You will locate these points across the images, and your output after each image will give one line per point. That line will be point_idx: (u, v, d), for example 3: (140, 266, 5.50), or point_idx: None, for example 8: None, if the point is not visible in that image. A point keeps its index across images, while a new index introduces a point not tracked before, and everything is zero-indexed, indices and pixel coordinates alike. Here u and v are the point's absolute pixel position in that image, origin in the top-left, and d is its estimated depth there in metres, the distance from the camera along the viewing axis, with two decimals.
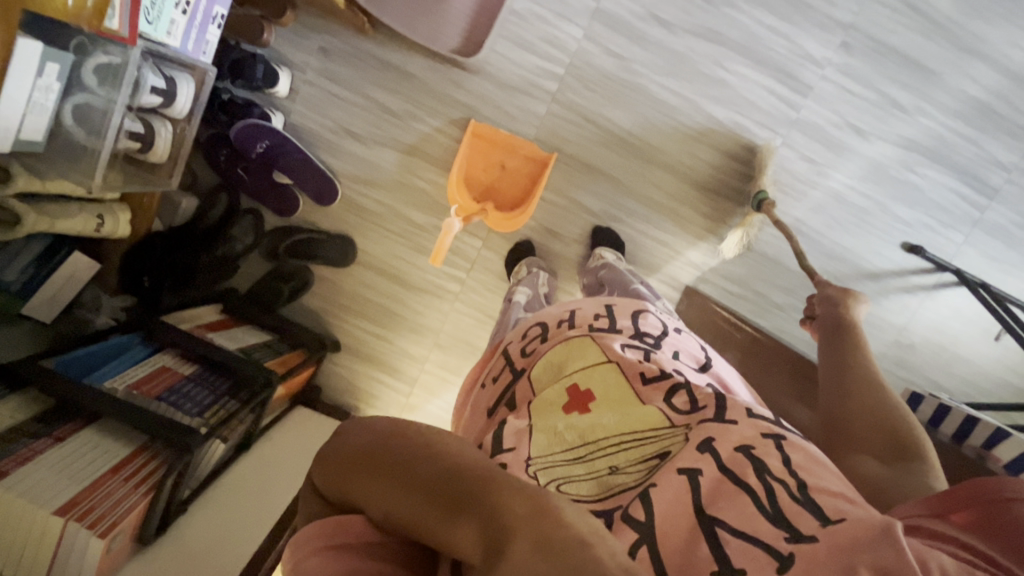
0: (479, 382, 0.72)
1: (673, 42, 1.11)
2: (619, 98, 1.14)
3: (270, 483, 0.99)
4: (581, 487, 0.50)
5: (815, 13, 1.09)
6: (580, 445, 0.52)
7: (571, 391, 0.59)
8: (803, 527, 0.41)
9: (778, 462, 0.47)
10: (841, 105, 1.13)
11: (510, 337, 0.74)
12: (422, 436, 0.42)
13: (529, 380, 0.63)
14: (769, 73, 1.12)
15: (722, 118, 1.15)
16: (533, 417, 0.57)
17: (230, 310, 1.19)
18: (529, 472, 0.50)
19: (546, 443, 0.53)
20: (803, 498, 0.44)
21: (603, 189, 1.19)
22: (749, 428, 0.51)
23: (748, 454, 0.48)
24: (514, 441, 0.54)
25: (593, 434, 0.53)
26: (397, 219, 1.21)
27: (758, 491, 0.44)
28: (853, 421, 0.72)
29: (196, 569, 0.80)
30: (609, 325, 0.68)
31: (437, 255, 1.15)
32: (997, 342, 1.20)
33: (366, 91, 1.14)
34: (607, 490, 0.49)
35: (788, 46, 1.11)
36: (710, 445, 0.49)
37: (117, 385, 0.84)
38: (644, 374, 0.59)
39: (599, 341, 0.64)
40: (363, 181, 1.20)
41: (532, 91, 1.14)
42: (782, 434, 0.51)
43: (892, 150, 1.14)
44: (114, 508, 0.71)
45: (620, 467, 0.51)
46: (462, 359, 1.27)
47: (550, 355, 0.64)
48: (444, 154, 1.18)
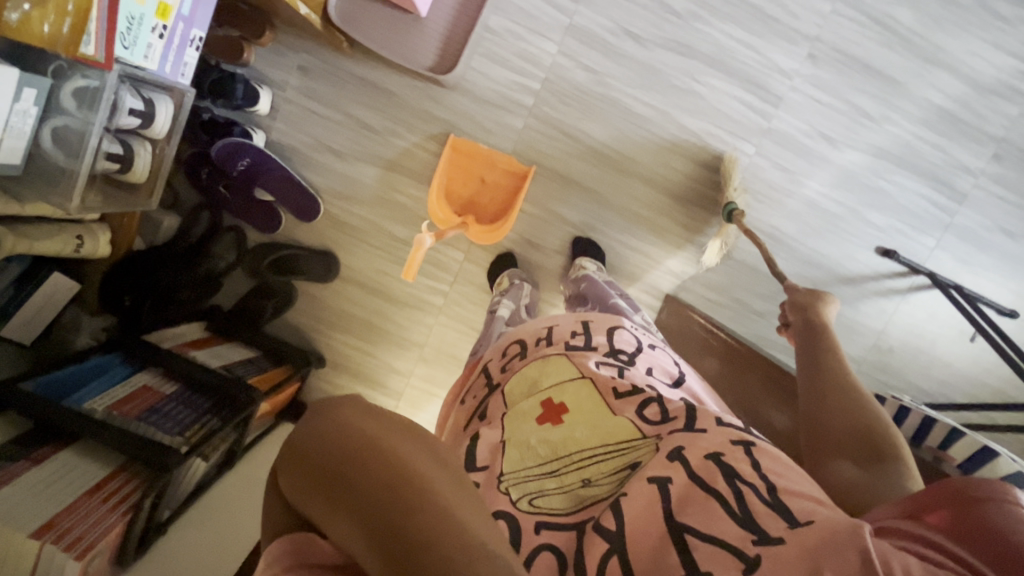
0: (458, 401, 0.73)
1: (645, 56, 1.14)
2: (594, 111, 1.16)
3: (247, 503, 0.99)
4: (553, 500, 0.50)
5: (782, 27, 1.13)
6: (553, 459, 0.53)
7: (545, 404, 0.59)
8: (769, 529, 0.42)
9: (749, 467, 0.48)
10: (811, 114, 1.16)
11: (490, 354, 0.74)
12: (396, 467, 0.35)
13: (504, 395, 0.63)
14: (739, 84, 1.15)
15: (696, 129, 1.17)
16: (505, 429, 0.57)
17: (213, 327, 1.19)
18: (502, 488, 0.50)
19: (519, 458, 0.53)
20: (772, 501, 0.45)
21: (582, 201, 1.21)
22: (718, 434, 0.52)
23: (717, 460, 0.49)
24: (486, 458, 0.54)
25: (565, 447, 0.54)
26: (379, 233, 1.22)
27: (727, 496, 0.45)
28: (829, 423, 0.73)
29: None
30: (585, 343, 0.69)
31: (409, 270, 1.12)
32: (972, 343, 1.23)
33: (345, 108, 1.16)
34: (580, 502, 0.50)
35: (757, 58, 1.14)
36: (680, 453, 0.50)
37: (97, 406, 0.84)
38: (617, 389, 0.60)
39: (573, 358, 0.65)
40: (344, 197, 1.21)
41: (510, 106, 1.16)
42: (751, 440, 0.52)
43: (861, 157, 1.17)
44: (94, 526, 0.72)
45: (591, 479, 0.52)
46: (447, 372, 1.28)
47: (525, 372, 0.65)
48: (424, 169, 1.19)
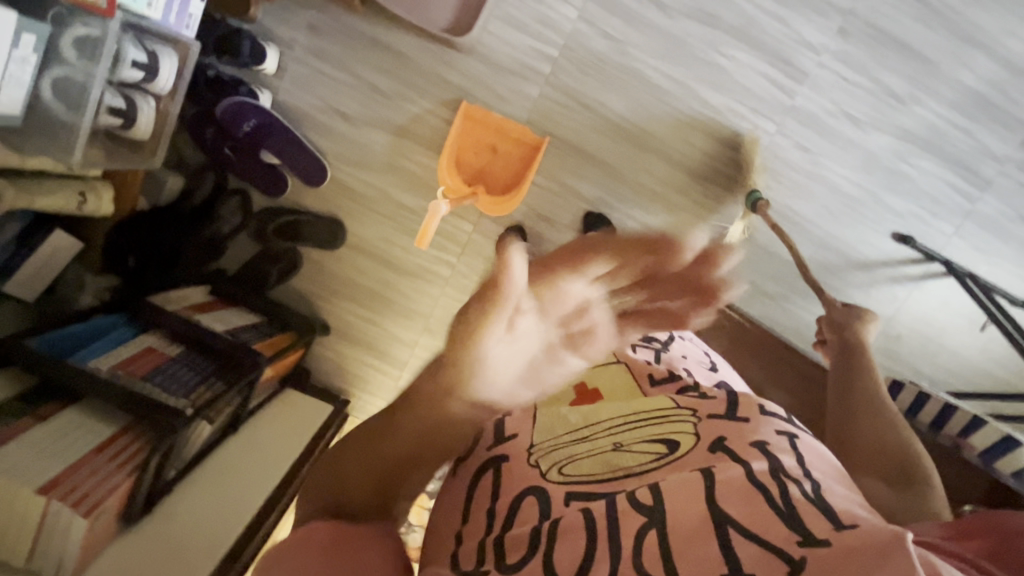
0: None
1: (668, 25, 1.09)
2: (612, 81, 1.13)
3: (250, 467, 0.98)
4: (582, 466, 0.50)
5: None
6: (583, 426, 0.54)
7: (579, 388, 0.60)
8: (816, 530, 0.40)
9: (793, 463, 0.47)
10: (838, 93, 1.12)
11: None
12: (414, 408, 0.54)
13: None
14: (764, 58, 1.11)
15: (717, 104, 1.14)
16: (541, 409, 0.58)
17: (218, 292, 1.17)
18: (531, 461, 0.52)
19: (549, 428, 0.55)
20: (819, 502, 0.43)
21: (595, 175, 1.18)
22: (764, 425, 0.51)
23: (762, 449, 0.48)
24: (515, 428, 0.56)
25: (598, 414, 0.55)
26: (387, 201, 1.20)
27: (772, 493, 0.43)
28: (854, 435, 0.75)
29: (181, 547, 0.80)
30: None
31: (422, 238, 1.16)
32: (982, 332, 1.22)
33: (355, 70, 1.12)
34: (611, 469, 0.49)
35: (784, 31, 1.09)
36: (722, 444, 0.48)
37: (102, 365, 0.84)
38: (652, 375, 0.61)
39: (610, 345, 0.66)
40: (353, 162, 1.18)
41: (526, 73, 1.13)
42: (795, 433, 0.51)
43: (888, 140, 1.14)
44: (100, 484, 0.72)
45: (624, 444, 0.51)
46: None
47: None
48: (437, 137, 1.16)
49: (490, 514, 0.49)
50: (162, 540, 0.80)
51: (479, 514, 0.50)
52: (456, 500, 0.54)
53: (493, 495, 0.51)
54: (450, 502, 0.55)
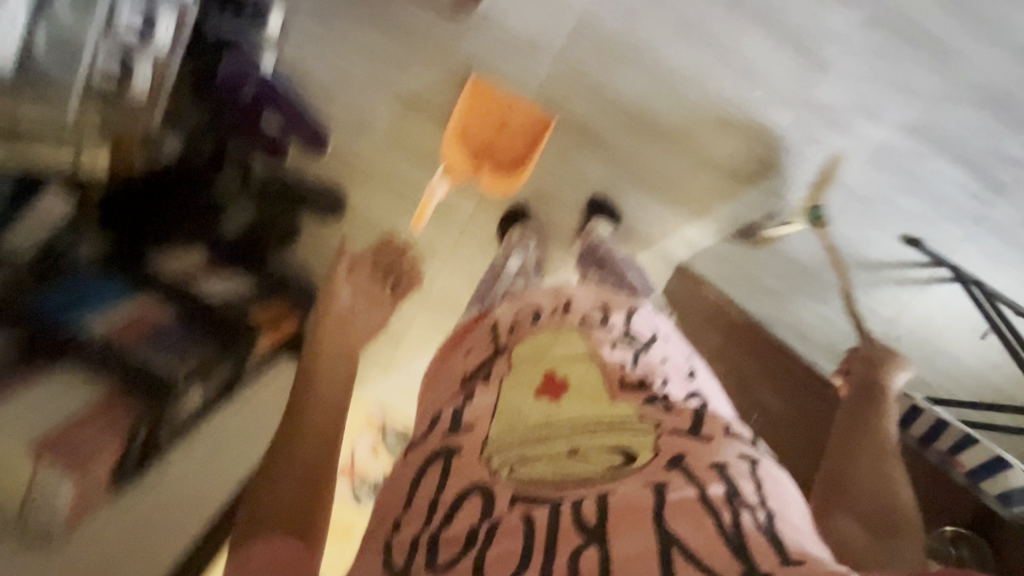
0: (456, 349, 0.70)
1: (687, 6, 1.05)
2: (626, 62, 1.09)
3: (243, 433, 1.05)
4: (533, 468, 0.49)
5: None
6: (542, 426, 0.51)
7: (547, 377, 0.56)
8: (759, 559, 0.40)
9: (751, 487, 0.46)
10: (858, 86, 1.08)
11: (499, 310, 0.70)
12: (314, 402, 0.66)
13: (508, 359, 0.60)
14: (784, 46, 1.07)
15: (732, 92, 1.10)
16: (500, 397, 0.55)
17: (218, 254, 1.12)
18: (484, 457, 0.50)
19: (508, 424, 0.52)
20: (767, 529, 0.43)
21: (602, 159, 1.16)
22: (723, 447, 0.50)
23: (720, 472, 0.46)
24: (475, 420, 0.54)
25: (560, 415, 0.52)
26: (386, 176, 1.19)
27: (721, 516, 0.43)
28: (850, 479, 0.75)
29: (168, 516, 0.87)
30: (601, 321, 0.64)
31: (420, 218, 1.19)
32: (982, 340, 1.21)
33: (361, 36, 1.09)
34: (563, 474, 0.48)
35: (808, 19, 1.05)
36: (679, 463, 0.47)
37: (100, 327, 0.85)
38: (624, 379, 0.56)
39: (588, 336, 0.61)
40: (357, 133, 1.16)
41: (537, 50, 1.09)
42: (754, 457, 0.50)
43: (904, 138, 1.11)
44: (94, 461, 0.73)
45: (581, 450, 0.49)
46: (448, 322, 1.28)
47: (530, 343, 0.61)
48: (441, 111, 1.14)
49: (432, 507, 0.48)
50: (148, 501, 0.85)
51: (423, 501, 0.49)
52: (397, 485, 0.54)
53: (438, 487, 0.50)
54: (393, 485, 0.55)
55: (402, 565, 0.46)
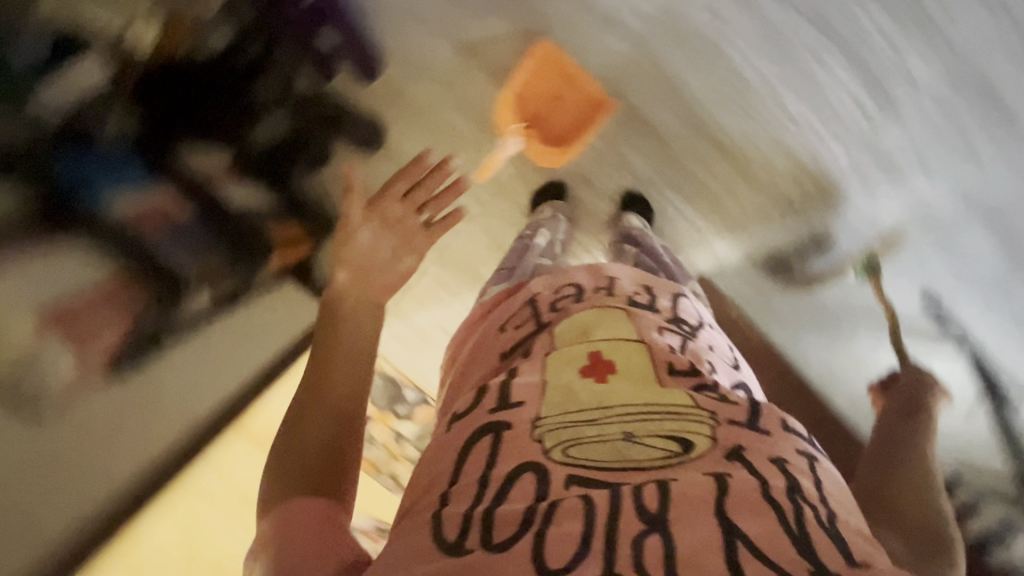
0: (496, 324, 0.76)
1: (777, 16, 1.00)
2: (701, 60, 1.06)
3: (251, 343, 1.09)
4: (590, 449, 0.52)
5: (937, 32, 0.97)
6: (594, 409, 0.56)
7: (592, 357, 0.62)
8: (827, 559, 0.43)
9: (810, 485, 0.50)
10: (921, 137, 1.06)
11: (539, 286, 0.77)
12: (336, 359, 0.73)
13: (552, 337, 0.67)
14: (861, 80, 1.03)
15: (799, 115, 1.08)
16: (547, 372, 0.61)
17: (243, 165, 1.07)
18: (538, 436, 0.54)
19: (560, 404, 0.57)
20: (830, 527, 0.46)
21: (651, 153, 1.15)
22: (783, 442, 0.54)
23: (781, 468, 0.50)
24: (523, 395, 0.58)
25: (610, 399, 0.56)
26: (436, 120, 1.15)
27: (784, 509, 0.46)
28: (890, 488, 0.67)
29: (157, 407, 0.93)
30: (647, 303, 0.72)
31: (486, 168, 1.17)
32: (969, 420, 1.29)
33: None
34: (622, 458, 0.52)
35: (893, 59, 1.00)
36: (740, 454, 0.51)
37: (123, 210, 0.86)
38: (672, 365, 0.62)
39: (633, 319, 0.67)
40: (412, 70, 1.12)
41: (616, 27, 1.05)
42: (813, 457, 0.54)
43: (950, 200, 1.10)
44: (98, 345, 0.81)
45: (636, 435, 0.53)
46: (461, 282, 1.27)
47: (575, 319, 0.68)
48: (502, 67, 1.11)
49: (483, 483, 0.51)
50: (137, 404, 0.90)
51: (472, 479, 0.52)
52: (440, 460, 0.56)
53: (489, 464, 0.53)
54: (437, 455, 0.57)
55: (454, 539, 0.47)
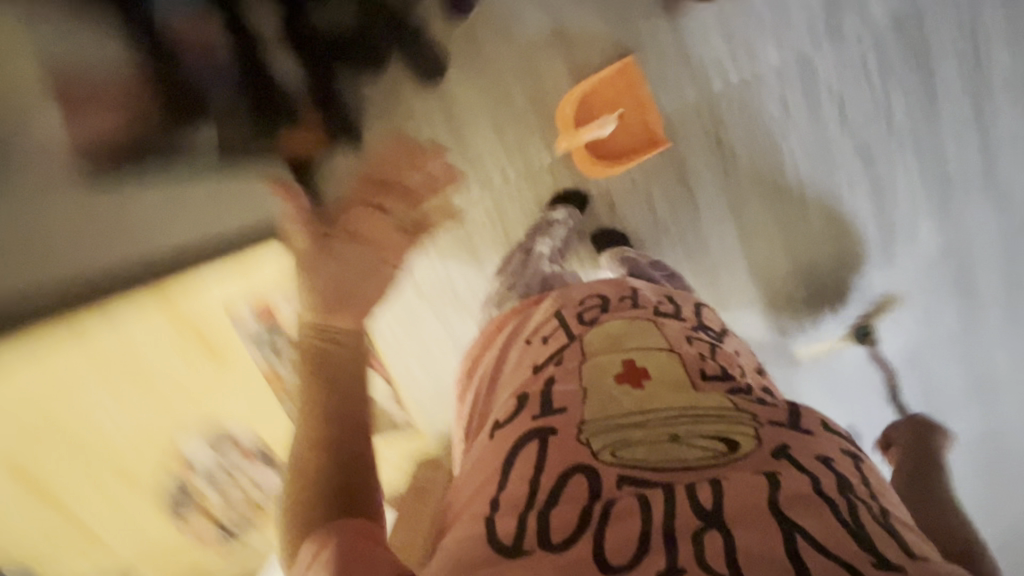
0: (521, 341, 0.81)
1: (835, 132, 1.11)
2: (756, 141, 1.13)
3: (223, 209, 1.02)
4: (638, 452, 0.57)
5: (949, 195, 1.13)
6: (638, 412, 0.60)
7: (627, 365, 0.67)
8: (887, 553, 0.48)
9: (856, 483, 0.56)
10: (907, 286, 1.16)
11: (560, 300, 0.83)
12: (332, 377, 0.70)
13: (583, 345, 0.72)
14: (875, 216, 1.14)
15: (818, 223, 1.15)
16: (585, 381, 0.66)
17: (298, 40, 1.00)
18: (583, 440, 0.58)
19: (600, 408, 0.62)
20: (881, 518, 0.52)
21: (676, 203, 1.17)
22: (825, 441, 0.60)
23: (826, 464, 0.56)
24: (564, 402, 0.64)
25: (650, 403, 0.61)
26: (497, 84, 1.15)
27: (840, 506, 0.51)
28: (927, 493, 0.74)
29: None
30: (672, 313, 0.80)
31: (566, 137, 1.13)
32: None
33: None
34: (674, 458, 0.56)
35: (907, 203, 1.13)
36: (787, 453, 0.56)
37: None
38: (704, 371, 0.68)
39: (660, 329, 0.74)
40: (500, 27, 1.13)
41: (698, 77, 1.11)
42: (856, 456, 0.60)
43: (904, 354, 1.19)
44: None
45: (683, 436, 0.57)
46: (453, 245, 1.26)
47: (607, 327, 0.74)
48: (585, 65, 1.13)
49: (533, 488, 0.55)
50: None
51: (521, 483, 0.57)
52: (490, 461, 0.61)
53: (534, 472, 0.57)
54: (482, 461, 0.63)
55: (512, 543, 0.51)
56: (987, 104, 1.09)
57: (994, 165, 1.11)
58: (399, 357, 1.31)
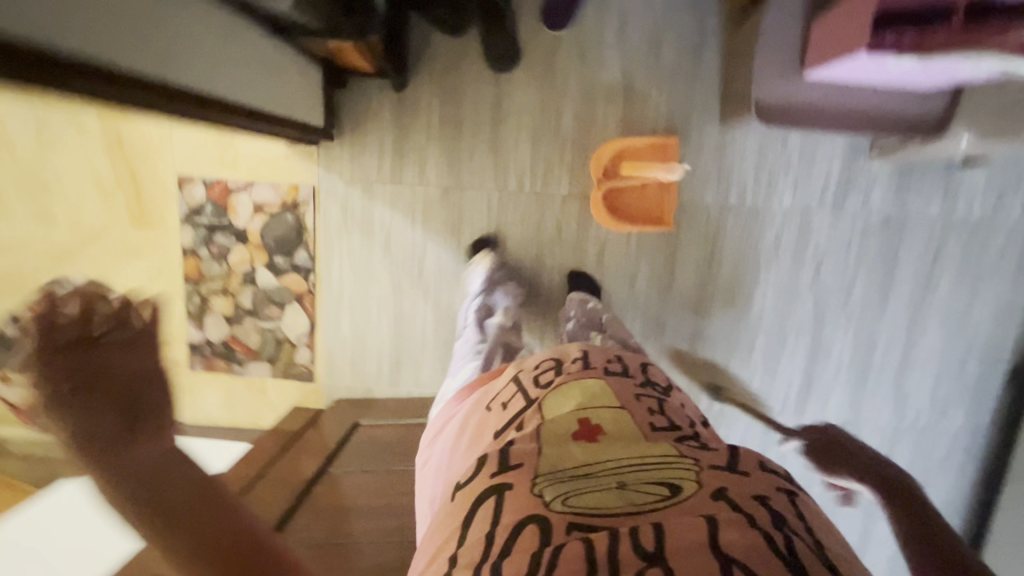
0: (485, 406, 0.81)
1: (805, 286, 1.23)
2: (744, 262, 1.23)
3: (253, 80, 0.94)
4: (585, 498, 0.59)
5: (871, 380, 1.27)
6: (588, 463, 0.63)
7: (582, 424, 0.69)
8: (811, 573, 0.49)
9: (791, 514, 0.56)
10: None
11: (519, 365, 0.85)
12: (168, 506, 0.36)
13: (540, 409, 0.73)
14: (804, 372, 1.26)
15: (758, 357, 1.26)
16: (542, 440, 0.67)
17: None
18: (536, 491, 0.60)
19: (555, 462, 0.64)
20: (815, 548, 0.52)
21: (655, 280, 1.24)
22: (763, 480, 0.61)
23: (762, 503, 0.56)
24: (519, 459, 0.65)
25: (601, 455, 0.64)
26: (554, 102, 1.19)
27: (775, 535, 0.52)
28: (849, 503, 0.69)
29: (169, 54, 0.73)
30: (623, 368, 0.83)
31: (598, 207, 1.20)
32: None
33: (668, 20, 1.14)
34: (619, 504, 0.58)
35: (831, 372, 1.26)
36: (723, 493, 0.57)
37: None
38: (653, 424, 0.70)
39: (612, 386, 0.77)
40: (580, 55, 1.17)
41: (722, 185, 1.20)
42: (794, 492, 0.61)
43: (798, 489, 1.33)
44: None
45: (628, 485, 0.60)
46: (442, 224, 1.25)
47: (565, 393, 0.75)
48: (637, 124, 1.18)
49: (488, 542, 0.56)
50: (143, 46, 0.68)
51: (478, 536, 0.58)
52: (451, 520, 0.62)
53: (492, 521, 0.58)
54: (443, 523, 0.64)
55: None
56: (933, 286, 1.22)
57: (912, 342, 1.25)
58: (333, 301, 1.29)
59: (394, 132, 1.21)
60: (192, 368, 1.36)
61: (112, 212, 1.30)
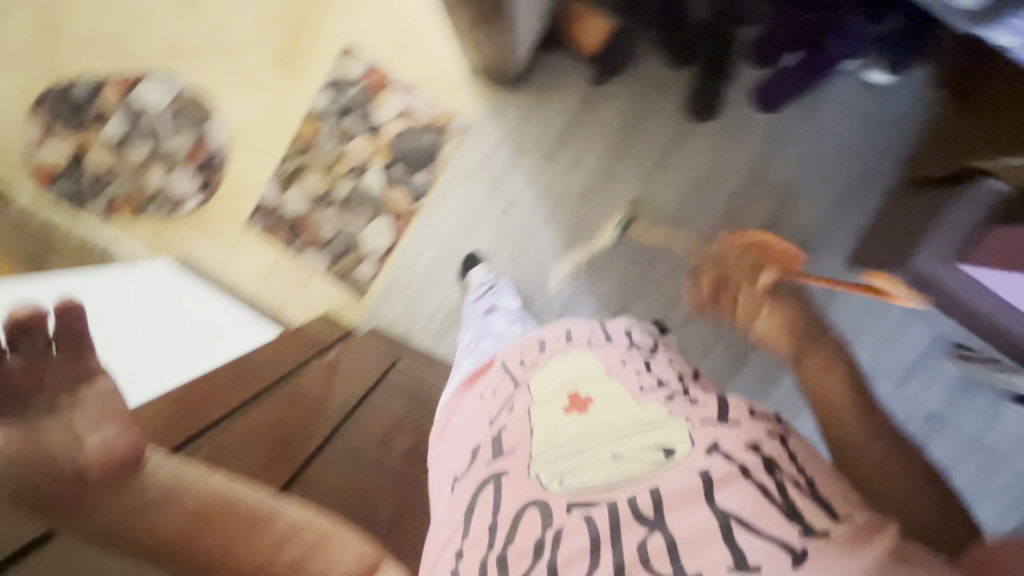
0: (473, 396, 0.69)
1: None
2: None
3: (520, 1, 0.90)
4: (584, 476, 0.50)
5: None
6: (580, 437, 0.53)
7: (570, 395, 0.58)
8: (813, 521, 0.44)
9: (782, 453, 0.51)
10: None
11: (501, 353, 0.72)
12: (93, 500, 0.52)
13: (526, 391, 0.61)
14: None
15: None
16: (534, 419, 0.57)
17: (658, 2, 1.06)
18: (533, 473, 0.52)
19: (547, 441, 0.54)
20: (811, 492, 0.47)
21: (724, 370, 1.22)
22: (754, 428, 0.53)
23: (758, 451, 0.50)
24: (512, 442, 0.56)
25: (593, 427, 0.53)
26: (722, 168, 1.22)
27: (767, 485, 0.47)
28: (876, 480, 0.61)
29: None
30: (605, 333, 0.69)
31: None
32: None
33: (852, 153, 1.21)
34: (617, 476, 0.49)
35: None
36: (718, 447, 0.49)
37: None
38: (644, 383, 0.59)
39: (596, 354, 0.64)
40: (764, 143, 1.22)
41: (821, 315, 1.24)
42: (784, 433, 0.54)
43: None
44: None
45: (624, 454, 0.51)
46: (566, 220, 1.23)
47: (550, 368, 0.63)
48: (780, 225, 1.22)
49: (491, 526, 0.51)
50: None
51: (481, 525, 0.52)
52: (455, 511, 0.55)
53: (494, 510, 0.52)
54: (447, 517, 0.56)
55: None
56: None
57: None
58: (424, 233, 1.24)
59: (569, 119, 1.22)
60: (250, 222, 1.26)
61: (262, 37, 1.24)
